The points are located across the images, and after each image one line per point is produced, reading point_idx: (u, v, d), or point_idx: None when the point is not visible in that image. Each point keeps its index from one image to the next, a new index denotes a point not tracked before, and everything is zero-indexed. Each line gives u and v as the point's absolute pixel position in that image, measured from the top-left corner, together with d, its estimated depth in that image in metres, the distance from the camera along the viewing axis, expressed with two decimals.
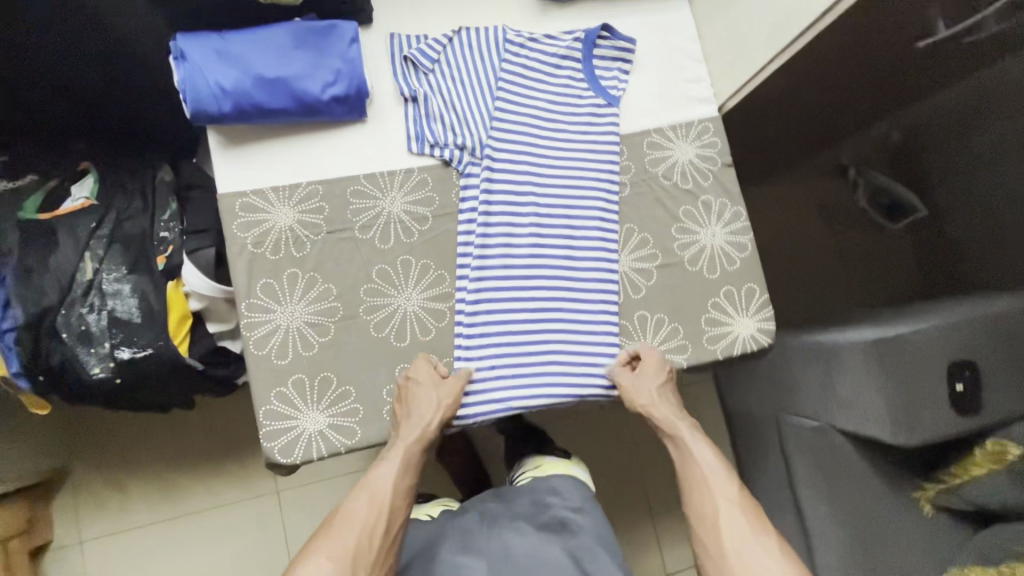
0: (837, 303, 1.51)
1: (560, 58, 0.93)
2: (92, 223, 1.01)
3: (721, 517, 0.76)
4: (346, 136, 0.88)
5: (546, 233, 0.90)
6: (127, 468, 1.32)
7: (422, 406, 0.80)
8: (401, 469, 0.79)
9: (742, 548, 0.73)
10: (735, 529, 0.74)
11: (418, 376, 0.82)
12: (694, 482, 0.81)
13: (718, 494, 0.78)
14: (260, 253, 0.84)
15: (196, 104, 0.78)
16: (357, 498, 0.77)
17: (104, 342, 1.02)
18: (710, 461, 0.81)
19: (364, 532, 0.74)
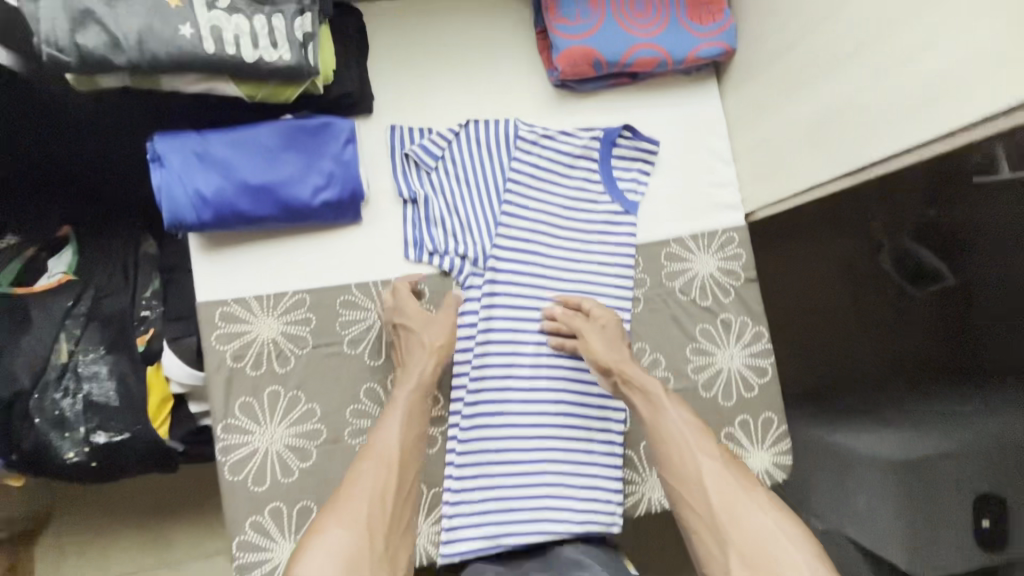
0: (866, 387, 1.28)
1: (576, 158, 0.85)
2: (69, 302, 0.96)
3: (705, 478, 0.70)
4: (338, 239, 0.81)
5: (551, 350, 0.83)
6: (100, 540, 1.15)
7: (417, 353, 0.77)
8: (405, 417, 0.74)
9: (738, 505, 0.67)
10: (724, 491, 0.68)
11: (411, 315, 0.78)
12: (668, 444, 0.73)
13: (700, 455, 0.71)
14: (240, 368, 0.77)
15: (173, 213, 0.71)
16: (367, 459, 0.70)
17: (79, 427, 0.96)
18: (683, 419, 0.74)
19: (377, 493, 0.68)
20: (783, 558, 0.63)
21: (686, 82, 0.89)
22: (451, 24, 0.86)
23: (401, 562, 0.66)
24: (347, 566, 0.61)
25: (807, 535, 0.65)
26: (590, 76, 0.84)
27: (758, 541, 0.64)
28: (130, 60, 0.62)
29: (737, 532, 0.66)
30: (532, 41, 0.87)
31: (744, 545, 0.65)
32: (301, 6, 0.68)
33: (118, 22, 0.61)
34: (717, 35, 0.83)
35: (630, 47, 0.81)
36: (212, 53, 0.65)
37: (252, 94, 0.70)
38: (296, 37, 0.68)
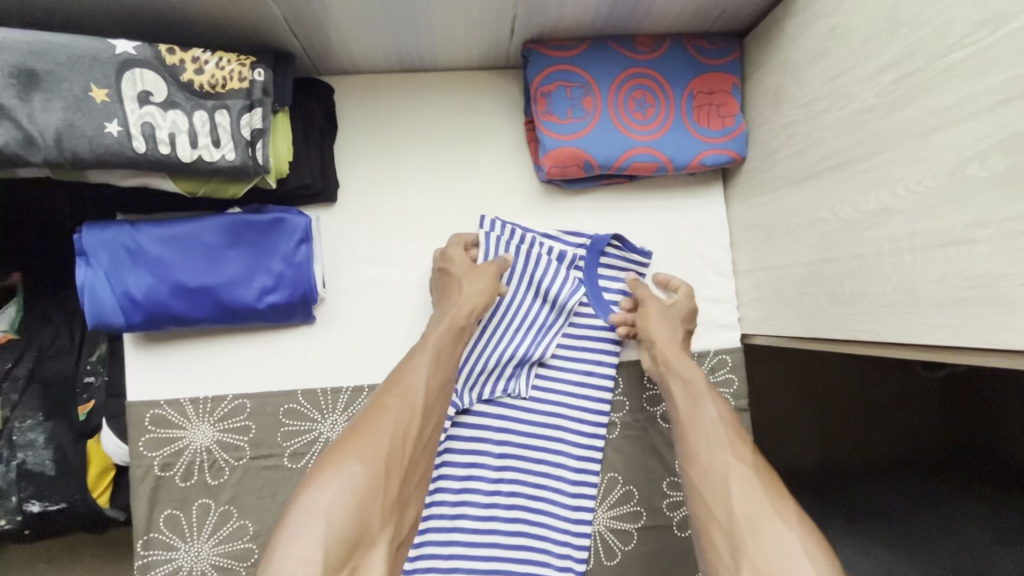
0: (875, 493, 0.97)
1: (560, 265, 0.77)
2: (8, 364, 0.90)
3: (733, 471, 0.58)
4: (288, 339, 0.73)
5: (511, 477, 0.74)
6: None
7: (461, 296, 0.70)
8: (433, 360, 0.65)
9: (761, 511, 0.54)
10: (748, 492, 0.56)
11: (459, 262, 0.72)
12: (695, 434, 0.63)
13: (730, 453, 0.60)
14: (168, 479, 0.71)
15: (99, 316, 0.64)
16: (391, 393, 0.61)
17: (12, 496, 0.90)
18: (719, 418, 0.64)
19: (399, 430, 0.59)
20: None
21: (688, 185, 0.81)
22: (432, 106, 0.78)
23: (407, 520, 0.58)
24: (359, 513, 0.51)
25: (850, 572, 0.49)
26: (580, 176, 0.75)
27: (785, 557, 0.50)
28: (48, 158, 0.55)
29: (756, 542, 0.52)
30: (521, 129, 0.79)
31: (761, 562, 0.50)
32: (251, 99, 0.60)
33: (33, 117, 0.54)
34: (726, 142, 0.74)
35: (627, 150, 0.72)
36: (142, 153, 0.57)
37: (192, 189, 0.63)
38: (242, 134, 0.60)
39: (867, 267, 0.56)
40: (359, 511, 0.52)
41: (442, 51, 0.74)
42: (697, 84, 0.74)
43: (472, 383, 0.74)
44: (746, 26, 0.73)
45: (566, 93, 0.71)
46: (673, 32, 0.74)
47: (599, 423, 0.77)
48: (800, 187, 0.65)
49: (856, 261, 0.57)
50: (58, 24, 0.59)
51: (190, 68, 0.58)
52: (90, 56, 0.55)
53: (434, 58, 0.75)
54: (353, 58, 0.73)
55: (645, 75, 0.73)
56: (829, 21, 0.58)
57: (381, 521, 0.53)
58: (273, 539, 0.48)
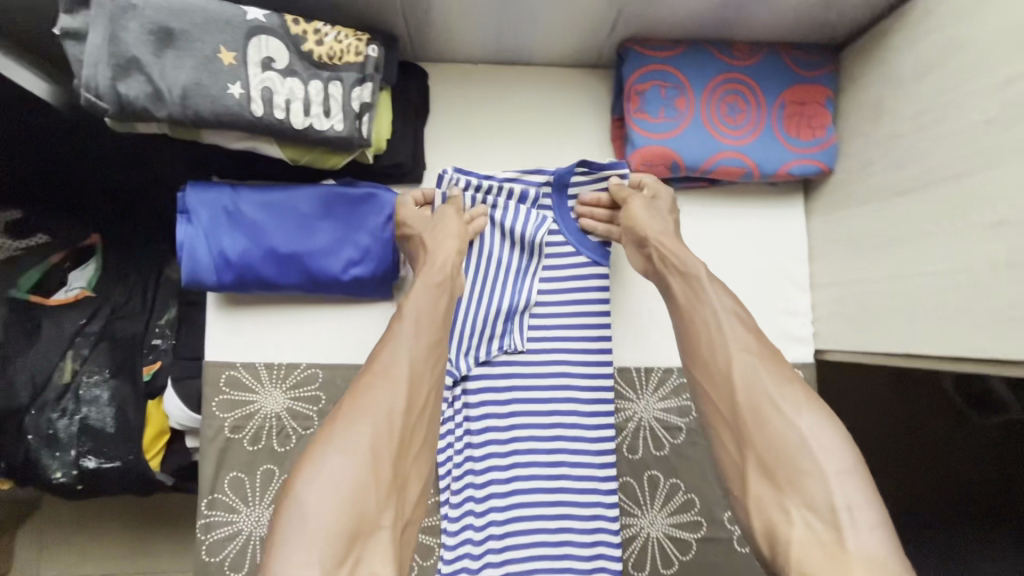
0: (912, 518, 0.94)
1: (523, 204, 0.73)
2: (82, 320, 0.92)
3: (734, 364, 0.60)
4: (364, 314, 0.74)
5: (538, 473, 0.71)
6: (77, 558, 1.10)
7: (437, 244, 0.66)
8: (414, 328, 0.61)
9: (766, 404, 0.57)
10: (745, 381, 0.59)
11: (415, 220, 0.69)
12: (696, 335, 0.63)
13: (733, 347, 0.61)
14: (236, 441, 0.71)
15: (192, 273, 0.66)
16: (371, 376, 0.58)
17: (70, 449, 0.91)
18: (719, 298, 0.64)
19: (383, 416, 0.56)
20: (821, 468, 0.53)
21: (769, 194, 0.80)
22: (521, 98, 0.79)
23: (413, 495, 0.57)
24: (350, 501, 0.51)
25: (846, 435, 0.54)
26: (665, 177, 0.75)
27: (792, 447, 0.54)
28: (172, 114, 0.57)
29: (760, 428, 0.56)
30: (606, 128, 0.80)
31: (766, 454, 0.55)
32: (364, 74, 0.62)
33: (164, 74, 0.56)
34: (815, 153, 0.74)
35: (715, 154, 0.72)
36: (259, 116, 0.59)
37: (296, 157, 0.64)
38: (352, 107, 0.62)
39: (979, 282, 0.55)
40: (352, 500, 0.51)
41: (539, 45, 0.75)
42: (790, 93, 0.74)
43: (467, 348, 0.72)
44: (845, 40, 0.73)
45: (660, 92, 0.72)
46: (769, 41, 0.74)
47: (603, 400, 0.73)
48: (900, 201, 0.64)
49: (964, 275, 0.56)
50: None
51: (311, 40, 0.60)
52: (222, 20, 0.57)
53: (529, 51, 0.77)
54: (452, 46, 0.75)
55: (738, 81, 0.73)
56: (948, 35, 0.58)
57: (383, 505, 0.53)
58: (271, 544, 0.48)
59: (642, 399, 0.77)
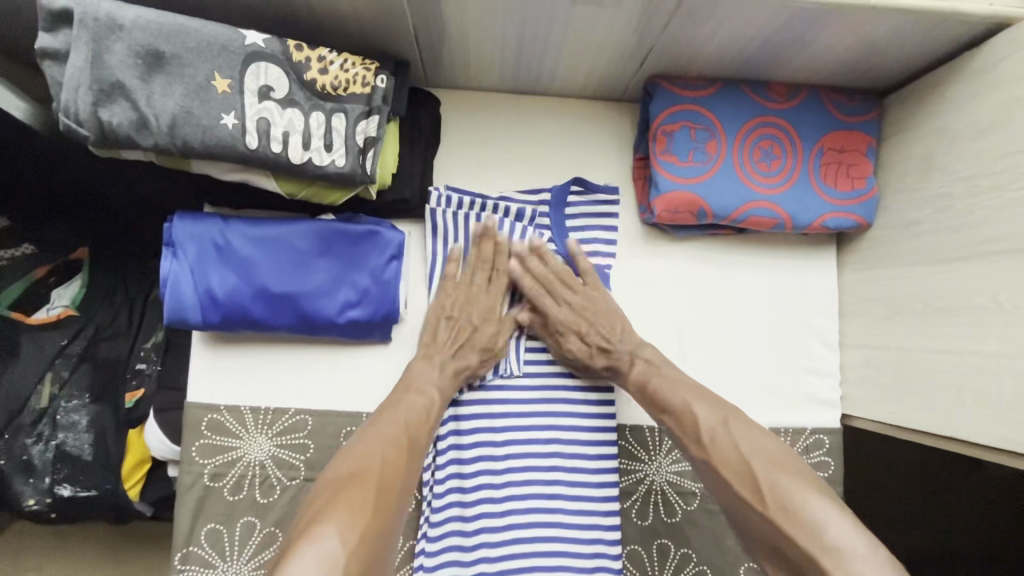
0: None
1: (520, 222, 0.71)
2: (63, 340, 0.87)
3: (708, 438, 0.60)
4: (360, 357, 0.69)
5: (533, 524, 0.66)
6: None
7: (472, 320, 0.68)
8: (417, 396, 0.62)
9: (748, 481, 0.55)
10: (729, 449, 0.58)
11: (457, 296, 0.68)
12: (672, 419, 0.63)
13: (703, 428, 0.60)
14: (216, 489, 0.66)
15: (176, 311, 0.61)
16: (382, 437, 0.57)
17: (45, 476, 0.87)
18: (685, 379, 0.65)
19: (393, 455, 0.55)
20: (821, 535, 0.49)
21: (800, 244, 0.75)
22: (538, 130, 0.74)
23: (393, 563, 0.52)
24: (366, 551, 0.46)
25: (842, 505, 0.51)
26: (689, 224, 0.70)
27: (790, 513, 0.52)
28: (158, 144, 0.52)
29: (747, 496, 0.55)
30: (628, 166, 0.75)
31: (773, 535, 0.52)
32: (370, 106, 0.57)
33: (151, 100, 0.51)
34: (854, 205, 0.69)
35: (746, 202, 0.67)
36: (254, 149, 0.54)
37: (293, 191, 0.59)
38: (356, 141, 0.57)
39: None
40: (368, 549, 0.46)
41: (561, 76, 0.70)
42: (829, 140, 0.68)
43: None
44: (891, 85, 0.68)
45: (689, 134, 0.67)
46: (809, 83, 0.69)
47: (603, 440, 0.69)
48: (948, 269, 0.59)
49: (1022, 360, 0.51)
50: (188, 8, 0.57)
51: (315, 67, 0.56)
52: (219, 44, 0.52)
53: (549, 82, 0.72)
54: (467, 73, 0.70)
55: (774, 125, 0.68)
56: (1016, 95, 0.53)
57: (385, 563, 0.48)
58: None
59: (655, 461, 0.71)
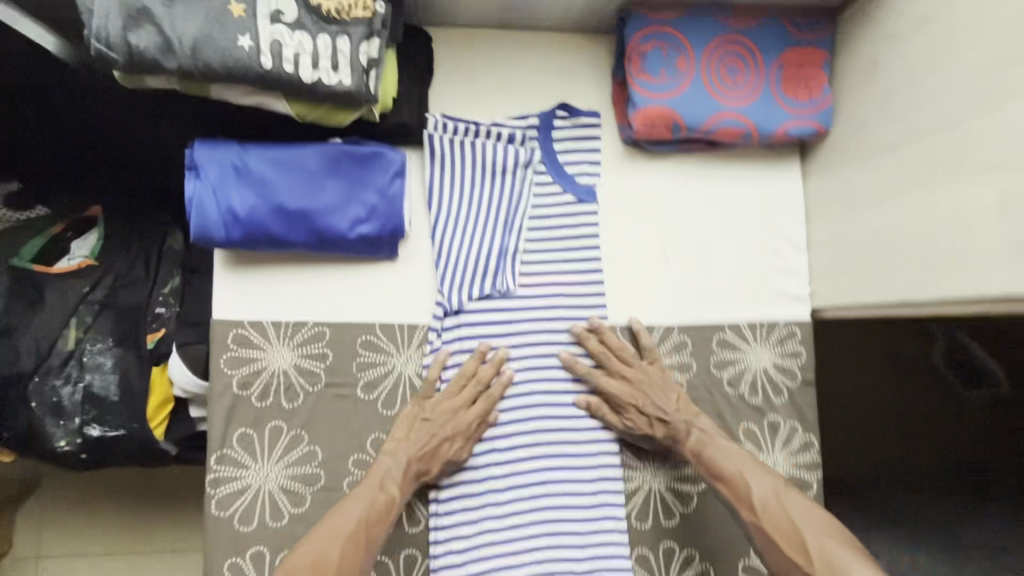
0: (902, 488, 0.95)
1: (511, 145, 0.77)
2: (85, 288, 0.92)
3: (759, 505, 0.69)
4: (371, 273, 0.75)
5: (537, 415, 0.76)
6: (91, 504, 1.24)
7: (440, 418, 0.72)
8: (372, 489, 0.69)
9: (820, 544, 0.65)
10: (777, 519, 0.68)
11: (432, 398, 0.73)
12: (726, 480, 0.72)
13: (755, 487, 0.70)
14: (245, 397, 0.72)
15: (201, 228, 0.67)
16: (326, 523, 0.66)
17: (74, 417, 0.92)
18: (736, 450, 0.73)
19: (346, 552, 0.65)
20: None
21: (767, 157, 0.82)
22: (523, 62, 0.80)
23: None
24: None
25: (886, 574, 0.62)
26: (665, 139, 0.77)
27: (835, 574, 0.63)
28: (181, 65, 0.58)
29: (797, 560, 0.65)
30: (608, 92, 0.81)
31: None
32: (370, 29, 0.63)
33: (174, 25, 0.57)
34: (812, 114, 0.76)
35: (715, 114, 0.74)
36: (268, 69, 0.59)
37: (303, 113, 0.65)
38: (360, 61, 0.63)
39: (970, 228, 0.57)
40: None
41: (541, 9, 0.76)
42: (787, 56, 0.75)
43: (459, 283, 0.75)
44: (841, 3, 0.75)
45: (661, 55, 0.73)
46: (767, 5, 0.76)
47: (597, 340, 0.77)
48: (895, 156, 0.66)
49: (958, 221, 0.59)
50: None
51: None
52: None
53: (531, 16, 0.78)
54: (456, 10, 0.76)
55: (737, 44, 0.75)
56: None
57: None
58: None
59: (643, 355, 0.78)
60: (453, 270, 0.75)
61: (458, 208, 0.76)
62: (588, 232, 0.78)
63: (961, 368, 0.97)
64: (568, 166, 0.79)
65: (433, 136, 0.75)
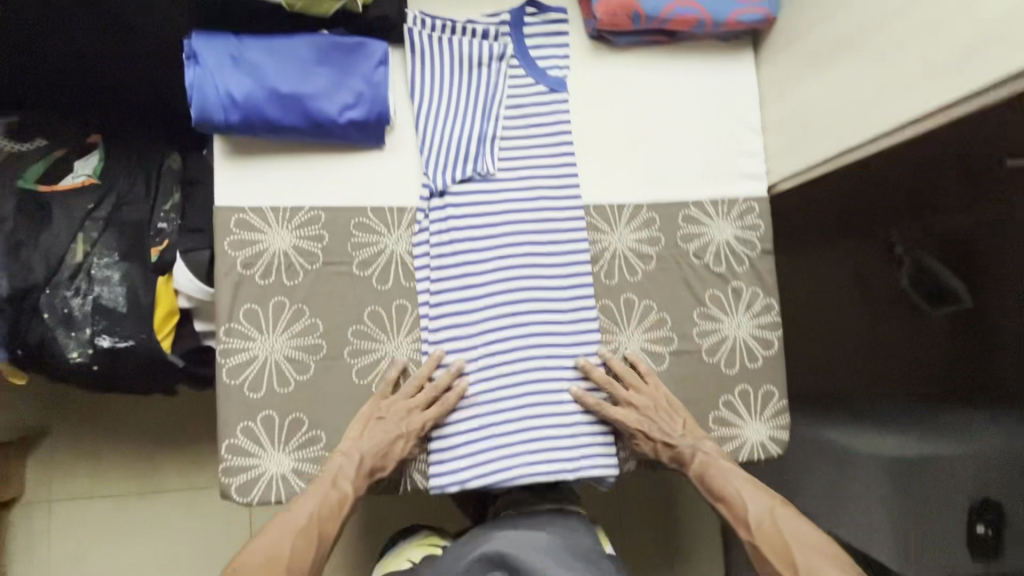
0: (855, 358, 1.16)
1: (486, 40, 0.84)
2: (89, 204, 0.97)
3: (754, 523, 0.73)
4: (361, 161, 0.81)
5: (520, 285, 0.82)
6: (112, 438, 1.32)
7: (394, 417, 0.76)
8: (328, 485, 0.73)
9: (808, 565, 0.68)
10: (770, 536, 0.72)
11: (386, 399, 0.78)
12: (719, 496, 0.76)
13: (751, 503, 0.74)
14: (249, 276, 0.78)
15: (202, 111, 0.73)
16: (284, 516, 0.70)
17: (85, 328, 0.97)
18: (737, 472, 0.77)
19: (297, 548, 0.68)
20: None
21: (723, 49, 0.89)
22: None
23: None
24: None
25: None
26: (627, 29, 0.83)
27: None
28: None
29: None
30: None
31: None
32: None
33: None
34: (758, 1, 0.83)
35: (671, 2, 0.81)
36: None
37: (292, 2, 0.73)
38: None
39: None
40: None
41: None
42: None
43: (443, 167, 0.81)
44: None
45: None
46: None
47: (572, 218, 0.84)
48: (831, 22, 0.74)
49: None
50: None
51: None
52: None
53: None
54: None
55: None
56: None
57: None
58: None
59: (616, 231, 0.85)
60: (437, 155, 0.81)
61: (439, 98, 0.82)
62: (559, 120, 0.85)
63: (919, 273, 1.09)
64: (540, 60, 0.85)
65: (413, 31, 0.81)
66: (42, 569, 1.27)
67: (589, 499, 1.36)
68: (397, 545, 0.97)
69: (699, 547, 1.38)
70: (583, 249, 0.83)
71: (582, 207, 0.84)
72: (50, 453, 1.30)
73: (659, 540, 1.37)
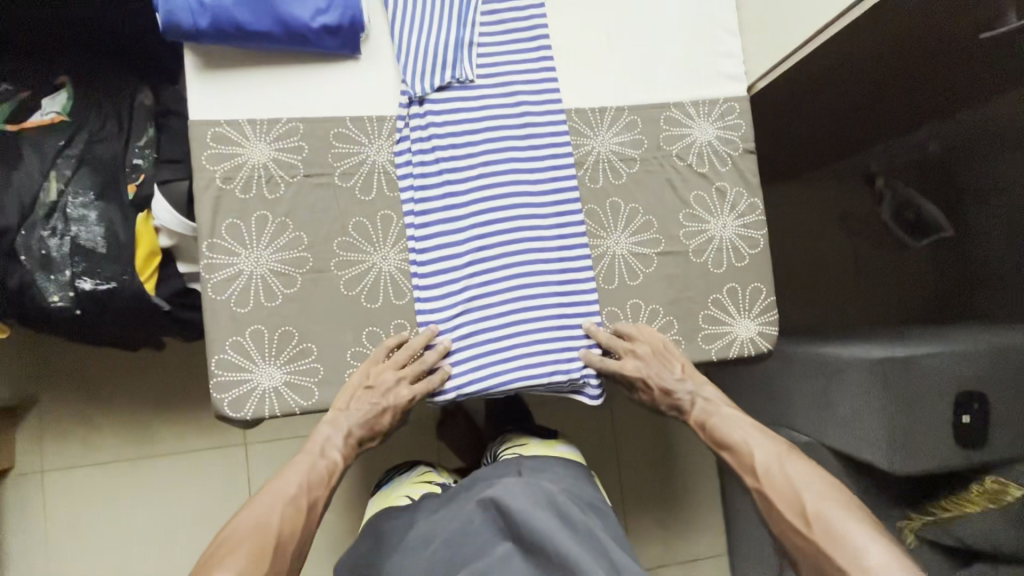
0: (811, 274, 1.36)
1: None
2: (61, 141, 0.95)
3: (760, 470, 0.74)
4: (336, 71, 0.80)
5: (503, 190, 0.81)
6: (101, 402, 1.28)
7: (382, 387, 0.76)
8: (316, 456, 0.74)
9: (818, 506, 0.68)
10: (777, 483, 0.72)
11: (375, 368, 0.76)
12: (723, 445, 0.78)
13: (757, 449, 0.76)
14: (229, 190, 0.77)
15: (170, 15, 0.71)
16: (273, 486, 0.71)
17: (64, 270, 0.95)
18: (740, 420, 0.79)
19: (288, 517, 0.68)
20: (859, 558, 0.63)
21: None
22: None
23: None
24: None
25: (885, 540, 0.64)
26: None
27: (832, 536, 0.66)
28: None
29: (793, 521, 0.70)
30: None
31: (832, 554, 0.65)
32: None
33: None
34: None
35: None
36: None
37: None
38: None
39: None
40: None
41: None
42: None
43: (421, 73, 0.80)
44: None
45: None
46: None
47: (554, 123, 0.83)
48: None
49: None
50: None
51: None
52: None
53: None
54: None
55: None
56: None
57: None
58: None
59: (599, 135, 0.85)
60: (415, 60, 0.80)
61: (413, 4, 0.81)
62: (536, 25, 0.84)
63: (911, 219, 1.35)
64: None
65: None
66: (35, 539, 1.24)
67: (588, 437, 1.37)
68: (395, 480, 0.96)
69: (698, 476, 1.40)
70: (566, 153, 0.83)
71: (563, 111, 0.84)
72: (34, 419, 1.26)
73: (656, 471, 1.39)
